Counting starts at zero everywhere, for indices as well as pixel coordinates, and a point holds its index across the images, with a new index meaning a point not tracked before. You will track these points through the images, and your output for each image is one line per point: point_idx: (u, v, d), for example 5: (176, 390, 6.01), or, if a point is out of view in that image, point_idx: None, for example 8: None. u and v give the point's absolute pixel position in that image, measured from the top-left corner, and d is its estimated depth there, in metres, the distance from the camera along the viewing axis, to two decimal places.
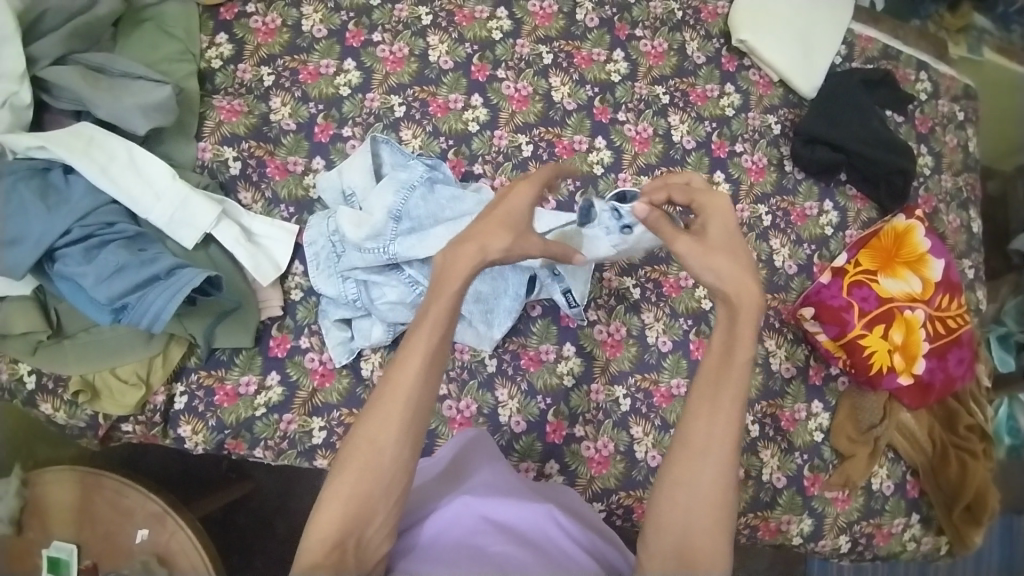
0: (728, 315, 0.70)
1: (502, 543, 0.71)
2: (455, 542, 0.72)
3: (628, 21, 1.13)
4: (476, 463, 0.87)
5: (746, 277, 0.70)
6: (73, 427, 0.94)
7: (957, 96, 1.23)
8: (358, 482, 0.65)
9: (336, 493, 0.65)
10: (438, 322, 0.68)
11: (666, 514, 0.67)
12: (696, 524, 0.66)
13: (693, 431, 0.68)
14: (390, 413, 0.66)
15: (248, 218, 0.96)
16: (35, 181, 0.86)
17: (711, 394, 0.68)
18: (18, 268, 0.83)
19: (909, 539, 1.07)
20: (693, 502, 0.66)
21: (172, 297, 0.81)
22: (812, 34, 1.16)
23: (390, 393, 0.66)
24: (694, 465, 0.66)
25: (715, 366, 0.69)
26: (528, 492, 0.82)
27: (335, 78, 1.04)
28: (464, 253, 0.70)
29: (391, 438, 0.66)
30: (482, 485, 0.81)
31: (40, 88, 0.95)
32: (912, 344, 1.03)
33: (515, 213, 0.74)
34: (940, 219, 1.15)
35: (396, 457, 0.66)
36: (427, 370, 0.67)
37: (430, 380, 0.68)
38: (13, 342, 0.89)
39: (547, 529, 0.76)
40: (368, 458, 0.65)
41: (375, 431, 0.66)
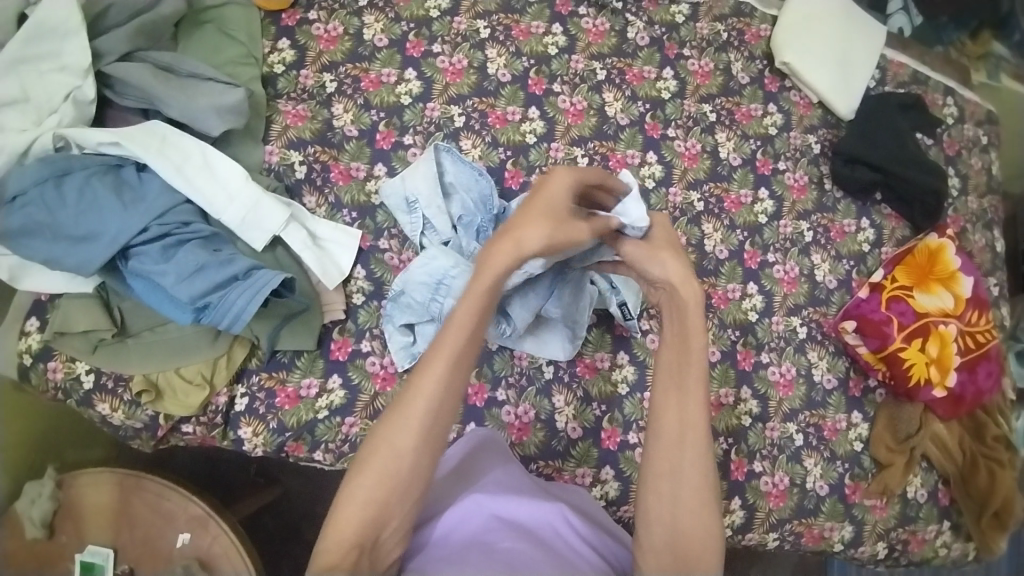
0: (672, 310, 0.72)
1: (509, 539, 0.72)
2: (464, 539, 0.73)
3: (676, 41, 1.17)
4: (486, 463, 0.87)
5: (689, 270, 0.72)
6: (129, 428, 0.93)
7: (981, 121, 1.29)
8: (377, 485, 0.64)
9: (354, 495, 0.64)
10: (466, 326, 0.67)
11: (653, 508, 0.68)
12: (685, 521, 0.67)
13: (664, 426, 0.69)
14: (413, 418, 0.65)
15: (313, 221, 0.97)
16: (109, 178, 0.86)
17: (679, 385, 0.70)
18: (90, 265, 0.83)
19: (942, 546, 1.11)
20: (679, 495, 0.67)
21: (253, 297, 0.83)
22: (850, 58, 1.21)
23: (413, 397, 0.65)
24: (672, 460, 0.68)
25: (671, 361, 0.71)
26: (534, 491, 0.82)
27: (396, 86, 1.06)
28: (497, 257, 0.68)
29: (411, 443, 0.65)
30: (493, 484, 0.81)
31: (103, 84, 0.94)
32: (946, 357, 1.08)
33: (556, 201, 0.71)
34: (967, 239, 1.21)
35: (415, 463, 0.65)
36: (452, 376, 0.66)
37: (455, 386, 0.67)
38: (74, 340, 0.89)
39: (553, 527, 0.76)
40: (387, 462, 0.64)
41: (394, 435, 0.65)
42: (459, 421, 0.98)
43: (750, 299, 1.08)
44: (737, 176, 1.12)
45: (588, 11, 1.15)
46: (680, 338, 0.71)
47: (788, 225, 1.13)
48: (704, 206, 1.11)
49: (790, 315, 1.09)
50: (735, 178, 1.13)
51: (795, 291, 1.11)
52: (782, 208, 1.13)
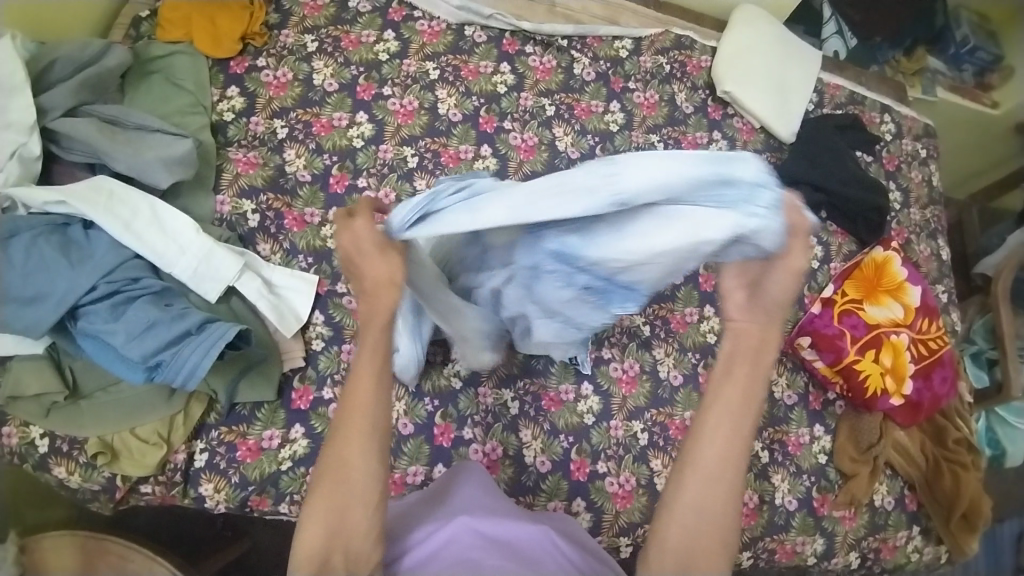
0: (746, 349, 0.62)
1: (499, 561, 0.69)
2: (452, 561, 0.70)
3: (621, 74, 1.21)
4: (469, 484, 0.85)
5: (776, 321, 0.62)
6: (86, 490, 0.90)
7: (918, 135, 1.34)
8: (331, 502, 0.60)
9: (315, 518, 0.59)
10: (378, 323, 0.62)
11: (674, 532, 0.61)
12: (700, 550, 0.61)
13: (700, 451, 0.62)
14: (350, 427, 0.61)
15: (269, 269, 0.96)
16: (55, 238, 0.83)
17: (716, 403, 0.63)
18: (39, 328, 0.80)
19: (913, 551, 1.13)
20: (700, 528, 0.61)
21: (208, 351, 0.81)
22: (788, 83, 1.26)
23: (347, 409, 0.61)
24: (702, 493, 0.61)
25: (732, 394, 0.62)
26: (519, 515, 0.80)
27: (348, 130, 1.07)
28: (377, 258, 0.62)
29: (357, 453, 0.60)
30: (477, 507, 0.79)
31: (49, 140, 0.92)
32: (900, 366, 1.11)
33: (376, 211, 0.64)
34: (912, 249, 1.25)
35: (367, 471, 0.61)
36: (376, 382, 0.61)
37: (385, 387, 0.62)
38: (25, 405, 0.85)
39: (546, 547, 0.74)
40: (339, 477, 0.60)
41: (338, 450, 0.60)
42: (427, 463, 0.97)
43: (707, 321, 1.11)
44: None
45: (534, 49, 1.19)
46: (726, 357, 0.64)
47: None
48: None
49: None
50: None
51: None
52: None
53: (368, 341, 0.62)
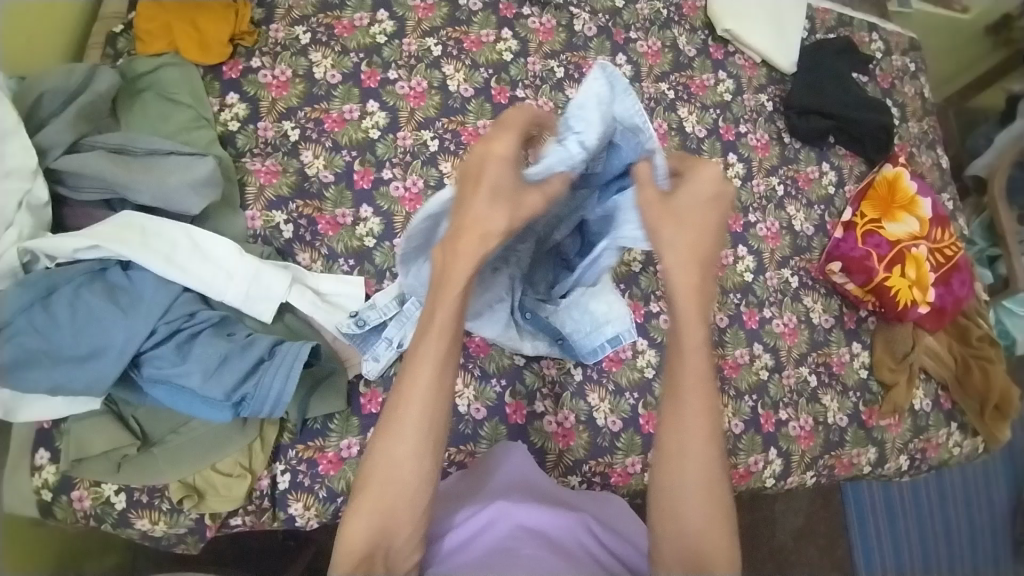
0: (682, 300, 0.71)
1: (534, 550, 0.75)
2: (489, 547, 0.76)
3: (621, 25, 1.18)
4: (503, 463, 0.92)
5: (693, 264, 0.70)
6: (171, 536, 0.86)
7: (905, 49, 1.37)
8: (381, 498, 0.67)
9: (360, 509, 0.68)
10: (443, 336, 0.69)
11: (661, 513, 0.69)
12: (691, 526, 0.68)
13: (681, 423, 0.70)
14: (403, 425, 0.68)
15: (314, 278, 0.93)
16: (96, 285, 0.77)
17: (673, 395, 0.71)
18: (103, 384, 0.74)
19: (954, 445, 1.18)
20: (684, 506, 0.68)
21: (291, 374, 0.77)
22: (784, 13, 1.26)
23: (401, 407, 0.68)
24: (675, 470, 0.69)
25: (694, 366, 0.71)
26: (561, 502, 0.85)
27: (361, 122, 1.03)
28: (465, 243, 0.68)
29: (409, 453, 0.68)
30: (517, 490, 0.84)
31: (53, 181, 0.85)
32: (924, 276, 1.16)
33: (503, 177, 0.67)
34: (915, 162, 1.29)
35: (418, 469, 0.68)
36: (436, 380, 0.69)
37: (441, 385, 0.69)
38: (93, 463, 0.80)
39: (579, 537, 0.79)
40: (383, 477, 0.68)
41: (390, 448, 0.68)
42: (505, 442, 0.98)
43: (742, 261, 1.14)
44: (705, 147, 1.17)
45: (532, 10, 1.15)
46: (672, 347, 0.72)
47: (761, 183, 1.18)
48: None
49: (781, 268, 1.16)
50: (705, 149, 1.17)
51: (780, 244, 1.17)
52: (752, 168, 1.19)
53: (432, 347, 0.68)
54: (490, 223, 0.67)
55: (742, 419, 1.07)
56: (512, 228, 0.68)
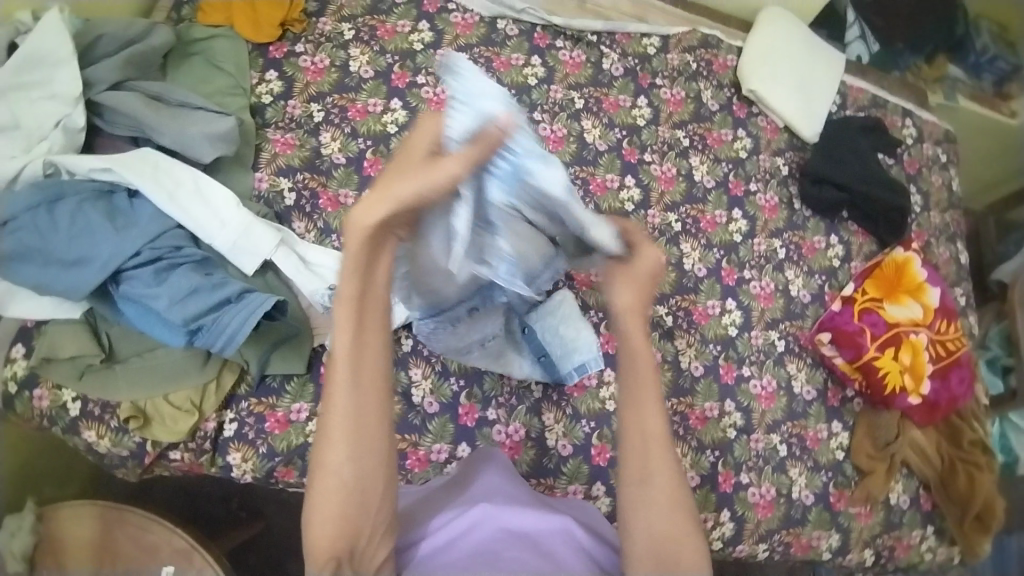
0: (629, 328, 0.66)
1: (520, 553, 0.70)
2: (472, 548, 0.72)
3: (649, 71, 1.23)
4: (479, 473, 0.87)
5: (648, 292, 0.66)
6: (114, 457, 0.90)
7: (939, 140, 1.35)
8: (327, 506, 0.59)
9: (314, 518, 0.60)
10: (348, 313, 0.57)
11: (630, 521, 0.65)
12: (659, 525, 0.64)
13: (627, 442, 0.67)
14: (331, 426, 0.59)
15: (304, 246, 0.98)
16: (100, 203, 0.86)
17: (631, 397, 0.66)
18: (82, 289, 0.82)
19: (926, 551, 1.13)
20: (652, 509, 0.64)
21: (248, 318, 0.82)
22: (813, 85, 1.28)
23: (329, 402, 0.59)
24: (640, 481, 0.65)
25: (648, 385, 0.66)
26: (539, 504, 0.80)
27: (382, 116, 1.09)
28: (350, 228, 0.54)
29: (343, 456, 0.59)
30: (498, 493, 0.80)
31: (92, 113, 0.94)
32: (919, 365, 1.12)
33: (419, 149, 0.57)
34: (931, 252, 1.26)
35: (355, 470, 0.60)
36: (354, 372, 0.59)
37: (368, 375, 0.59)
38: (59, 367, 0.87)
39: (563, 538, 0.75)
40: (326, 482, 0.60)
41: (324, 455, 0.59)
42: (450, 442, 0.98)
43: (729, 314, 1.13)
44: (711, 197, 1.18)
45: (565, 44, 1.21)
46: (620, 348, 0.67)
47: (762, 243, 1.18)
48: (681, 226, 1.15)
49: (768, 329, 1.14)
50: (710, 200, 1.18)
51: (771, 305, 1.15)
52: (755, 226, 1.19)
53: (342, 337, 0.58)
54: (377, 206, 0.53)
55: (699, 472, 1.03)
56: (409, 199, 0.53)
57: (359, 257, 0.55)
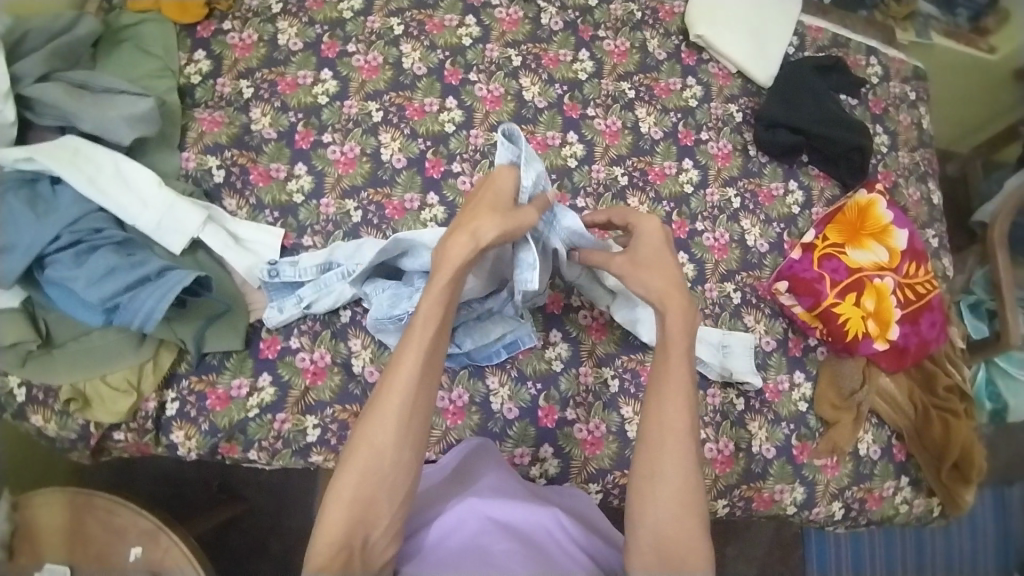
0: (667, 323, 0.81)
1: (508, 545, 0.77)
2: (463, 544, 0.78)
3: (590, 23, 1.19)
4: (482, 467, 0.91)
5: (672, 290, 0.82)
6: (64, 440, 0.92)
7: (907, 77, 1.28)
8: (361, 484, 0.68)
9: (336, 497, 0.68)
10: (433, 318, 0.73)
11: (637, 512, 0.73)
12: (665, 519, 0.72)
13: (648, 428, 0.76)
14: (387, 410, 0.69)
15: (234, 223, 0.98)
16: (23, 192, 0.86)
17: (656, 392, 0.77)
18: (7, 276, 0.83)
19: (901, 502, 1.08)
20: (661, 493, 0.73)
21: (164, 296, 0.83)
22: (767, 27, 1.22)
23: (387, 394, 0.70)
24: (654, 463, 0.74)
25: (672, 390, 0.76)
26: (530, 496, 0.86)
27: (313, 88, 1.08)
28: (457, 245, 0.75)
29: (392, 440, 0.69)
30: (490, 487, 0.85)
31: (23, 107, 0.94)
32: (884, 310, 1.07)
33: (503, 194, 0.79)
34: (900, 194, 1.20)
35: (396, 458, 0.69)
36: (424, 367, 0.71)
37: (428, 373, 0.72)
38: (2, 356, 0.87)
39: (550, 531, 0.81)
40: (365, 458, 0.68)
41: (376, 435, 0.69)
42: None
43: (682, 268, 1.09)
44: (659, 149, 1.14)
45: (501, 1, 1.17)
46: (659, 357, 0.79)
47: (715, 193, 1.14)
48: (628, 180, 1.12)
49: (724, 281, 1.10)
50: (658, 152, 1.14)
51: (727, 257, 1.11)
52: (707, 176, 1.14)
53: (422, 333, 0.72)
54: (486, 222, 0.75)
55: None
56: (503, 228, 0.76)
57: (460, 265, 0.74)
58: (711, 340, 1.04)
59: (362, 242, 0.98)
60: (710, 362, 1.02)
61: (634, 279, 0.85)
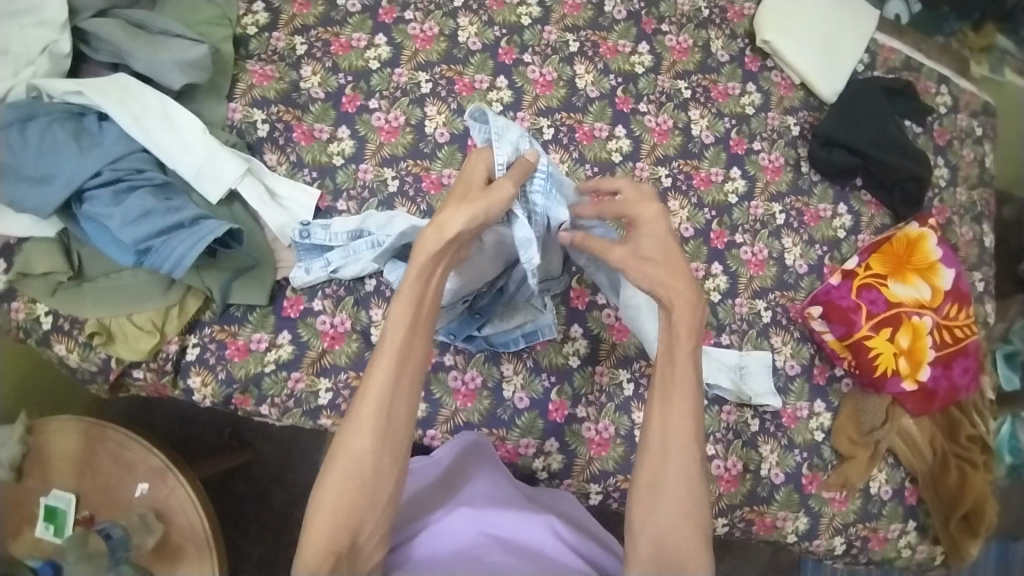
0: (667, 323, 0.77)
1: (500, 556, 0.77)
2: (457, 550, 0.79)
3: (655, 16, 1.15)
4: (473, 470, 0.92)
5: (677, 279, 0.77)
6: (85, 370, 0.94)
7: (976, 111, 1.22)
8: (341, 491, 0.68)
9: (321, 505, 0.68)
10: (404, 317, 0.71)
11: (639, 515, 0.74)
12: (667, 526, 0.72)
13: (650, 433, 0.75)
14: (364, 416, 0.69)
15: (271, 178, 0.98)
16: (69, 124, 0.88)
17: (663, 398, 0.75)
18: (47, 206, 0.85)
19: (904, 546, 1.06)
20: (661, 499, 0.73)
21: (196, 244, 0.84)
22: (840, 41, 1.17)
23: (362, 400, 0.70)
24: (655, 470, 0.74)
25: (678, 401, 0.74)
26: (521, 503, 0.87)
27: (365, 52, 1.06)
28: (425, 240, 0.70)
29: (369, 445, 0.69)
30: (481, 496, 0.87)
31: (79, 39, 0.96)
32: (918, 349, 1.03)
33: (474, 180, 0.76)
34: (953, 231, 1.15)
35: (376, 463, 0.69)
36: (398, 371, 0.70)
37: (406, 377, 0.71)
38: (33, 282, 0.90)
39: (541, 538, 0.82)
40: (346, 465, 0.69)
41: (353, 441, 0.69)
42: None
43: (713, 279, 1.06)
44: (708, 154, 1.10)
45: None
46: (664, 365, 0.76)
47: (759, 207, 1.10)
48: (672, 183, 1.09)
49: (755, 298, 1.07)
50: (707, 156, 1.10)
51: (763, 273, 1.08)
52: (754, 188, 1.11)
53: (394, 335, 0.70)
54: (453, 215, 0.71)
55: None
56: (473, 217, 0.71)
57: (428, 263, 0.71)
58: (728, 361, 1.02)
59: (395, 216, 0.97)
60: (727, 387, 1.00)
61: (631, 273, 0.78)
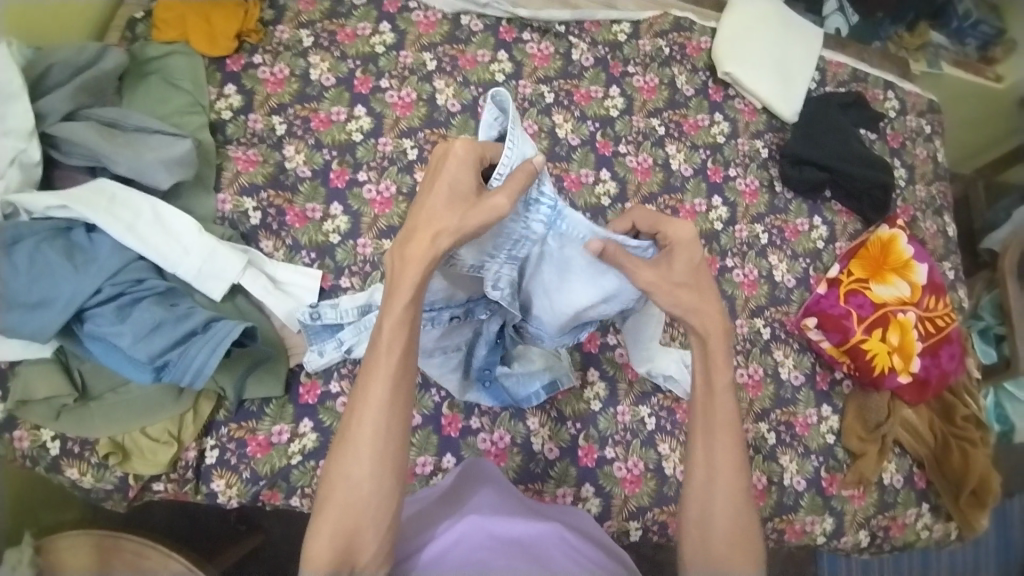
0: (697, 347, 0.71)
1: (506, 559, 0.63)
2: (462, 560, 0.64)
3: (620, 59, 1.19)
4: (477, 485, 0.81)
5: (710, 306, 0.70)
6: (99, 490, 0.90)
7: (923, 111, 1.32)
8: (338, 523, 0.60)
9: (315, 537, 0.60)
10: (397, 332, 0.61)
11: (691, 550, 0.69)
12: (717, 553, 0.68)
13: (696, 459, 0.71)
14: (359, 442, 0.60)
15: (271, 265, 0.97)
16: (59, 242, 0.84)
17: (704, 430, 0.71)
18: (47, 331, 0.81)
19: (922, 528, 1.12)
20: (713, 531, 0.68)
21: (214, 350, 0.83)
22: (791, 63, 1.24)
23: (355, 426, 0.61)
24: (704, 502, 0.69)
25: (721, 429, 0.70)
26: (531, 513, 0.74)
27: (347, 124, 1.06)
28: (415, 248, 0.60)
29: (366, 473, 0.60)
30: (487, 505, 0.73)
31: (48, 145, 0.92)
32: (908, 344, 1.10)
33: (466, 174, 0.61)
34: (918, 227, 1.24)
35: (376, 491, 0.60)
36: (393, 394, 0.61)
37: (401, 399, 0.61)
38: (35, 409, 0.85)
39: (558, 542, 0.68)
40: (342, 495, 0.60)
41: (348, 468, 0.60)
42: (434, 453, 0.98)
43: None
44: (689, 186, 1.15)
45: (532, 36, 1.17)
46: (702, 390, 0.71)
47: (743, 229, 1.15)
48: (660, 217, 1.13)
49: (754, 317, 1.12)
50: (688, 188, 1.15)
51: (756, 292, 1.13)
52: (736, 213, 1.16)
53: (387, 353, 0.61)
54: (443, 218, 0.60)
55: None
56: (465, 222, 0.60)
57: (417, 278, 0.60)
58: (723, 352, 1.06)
59: None
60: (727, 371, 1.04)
61: (669, 298, 0.68)
